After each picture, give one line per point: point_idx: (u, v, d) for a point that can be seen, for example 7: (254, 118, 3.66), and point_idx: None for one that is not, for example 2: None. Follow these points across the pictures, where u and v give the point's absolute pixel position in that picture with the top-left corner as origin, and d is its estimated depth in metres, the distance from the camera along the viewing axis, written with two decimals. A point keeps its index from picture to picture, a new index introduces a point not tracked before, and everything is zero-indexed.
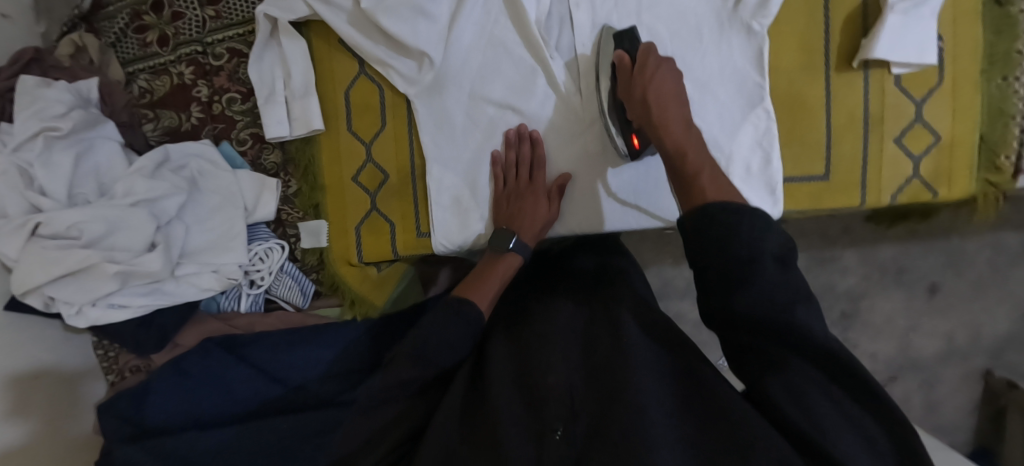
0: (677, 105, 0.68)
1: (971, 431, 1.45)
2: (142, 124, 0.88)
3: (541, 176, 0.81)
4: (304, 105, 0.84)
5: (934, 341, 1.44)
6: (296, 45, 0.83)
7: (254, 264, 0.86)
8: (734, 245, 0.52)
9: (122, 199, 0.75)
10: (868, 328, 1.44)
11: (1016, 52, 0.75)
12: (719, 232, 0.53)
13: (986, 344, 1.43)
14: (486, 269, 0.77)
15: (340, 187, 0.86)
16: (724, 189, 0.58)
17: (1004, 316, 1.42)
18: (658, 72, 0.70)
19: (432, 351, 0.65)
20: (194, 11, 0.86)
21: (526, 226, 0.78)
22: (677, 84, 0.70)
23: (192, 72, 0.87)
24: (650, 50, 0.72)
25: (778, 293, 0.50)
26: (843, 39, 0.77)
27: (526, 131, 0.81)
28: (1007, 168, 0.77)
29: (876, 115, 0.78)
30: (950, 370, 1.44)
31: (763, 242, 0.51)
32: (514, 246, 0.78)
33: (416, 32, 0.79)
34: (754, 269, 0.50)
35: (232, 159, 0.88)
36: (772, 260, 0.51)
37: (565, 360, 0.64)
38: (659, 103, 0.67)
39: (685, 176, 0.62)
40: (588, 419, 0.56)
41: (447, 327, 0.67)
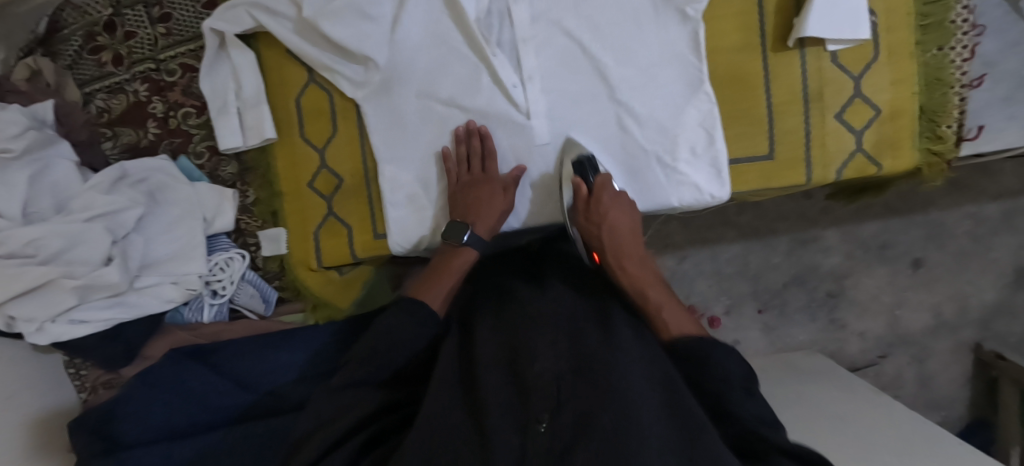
0: (635, 241, 0.78)
1: (964, 403, 1.48)
2: (102, 142, 0.90)
3: (493, 169, 0.82)
4: (256, 115, 0.85)
5: (923, 316, 1.46)
6: (244, 55, 0.84)
7: (215, 274, 0.87)
8: (710, 374, 0.61)
9: (79, 215, 0.77)
10: (857, 306, 1.46)
11: (949, 22, 0.76)
12: (693, 361, 0.63)
13: (974, 316, 1.46)
14: (439, 268, 0.77)
15: (298, 194, 0.88)
16: (685, 325, 0.68)
17: (990, 287, 1.45)
18: (610, 214, 0.77)
19: (393, 345, 0.66)
20: (146, 29, 0.88)
21: (482, 218, 0.80)
22: (630, 218, 0.78)
23: (147, 89, 0.89)
24: (606, 184, 0.78)
25: (749, 415, 0.60)
26: (778, 18, 0.78)
27: (474, 127, 0.83)
28: (949, 137, 0.78)
29: (815, 92, 0.78)
30: (943, 344, 1.47)
31: (735, 373, 0.61)
32: (470, 239, 0.78)
33: (361, 36, 0.80)
34: (727, 396, 0.61)
35: (190, 172, 0.89)
36: (742, 390, 0.61)
37: (552, 346, 0.61)
38: (615, 242, 0.77)
39: (650, 315, 0.71)
40: (575, 406, 0.53)
41: (400, 328, 0.67)
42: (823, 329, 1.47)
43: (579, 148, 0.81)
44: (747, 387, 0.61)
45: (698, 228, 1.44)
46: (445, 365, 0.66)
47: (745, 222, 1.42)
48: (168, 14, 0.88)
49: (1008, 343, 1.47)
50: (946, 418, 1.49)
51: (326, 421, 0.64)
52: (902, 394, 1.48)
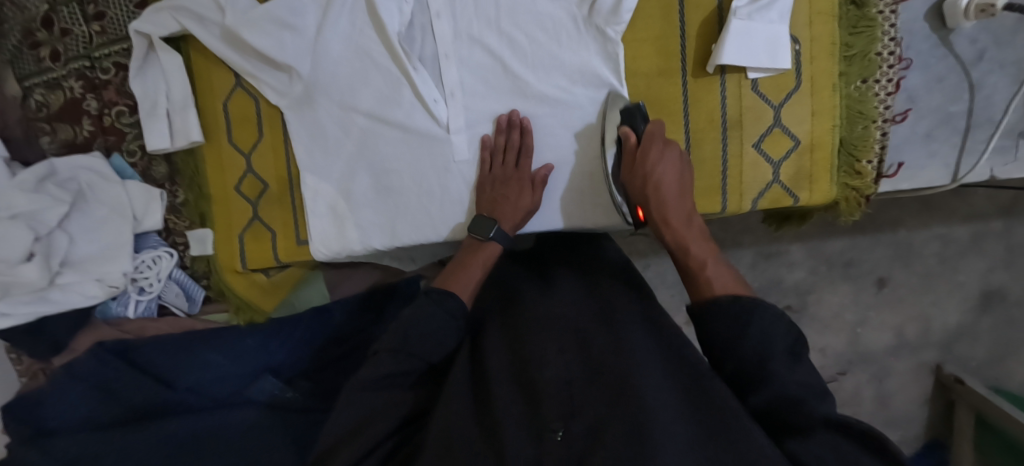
0: (681, 200, 0.70)
1: (923, 424, 1.37)
2: (40, 137, 0.91)
3: (527, 164, 0.80)
4: (183, 118, 0.86)
5: (883, 335, 1.36)
6: (171, 58, 0.85)
7: (141, 271, 0.89)
8: (744, 345, 0.56)
9: (3, 212, 0.80)
10: (817, 322, 1.36)
11: (874, 54, 0.74)
12: (729, 327, 0.57)
13: (937, 337, 1.36)
14: (463, 260, 0.73)
15: (224, 196, 0.89)
16: (734, 286, 0.61)
17: (954, 309, 1.35)
18: (659, 166, 0.70)
19: (411, 343, 0.62)
20: (80, 27, 0.89)
21: (507, 214, 0.77)
22: (680, 173, 0.70)
23: (81, 87, 0.90)
24: (654, 134, 0.71)
25: (785, 378, 0.53)
26: (698, 44, 0.77)
27: (517, 118, 0.80)
28: (868, 173, 0.76)
29: (734, 119, 0.77)
30: (903, 364, 1.37)
31: (776, 332, 0.55)
32: (495, 235, 0.75)
33: (283, 45, 0.80)
34: (769, 368, 0.54)
35: (123, 170, 0.91)
36: (788, 360, 0.54)
37: (562, 353, 0.59)
38: (660, 196, 0.69)
39: (691, 275, 0.65)
40: (590, 410, 0.51)
41: (426, 319, 0.64)
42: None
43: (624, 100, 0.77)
44: (790, 351, 0.55)
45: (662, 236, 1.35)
46: (458, 375, 0.62)
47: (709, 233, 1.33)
48: (102, 12, 0.89)
49: (969, 366, 1.36)
50: (903, 438, 1.38)
51: (346, 428, 0.57)
52: (860, 412, 1.38)
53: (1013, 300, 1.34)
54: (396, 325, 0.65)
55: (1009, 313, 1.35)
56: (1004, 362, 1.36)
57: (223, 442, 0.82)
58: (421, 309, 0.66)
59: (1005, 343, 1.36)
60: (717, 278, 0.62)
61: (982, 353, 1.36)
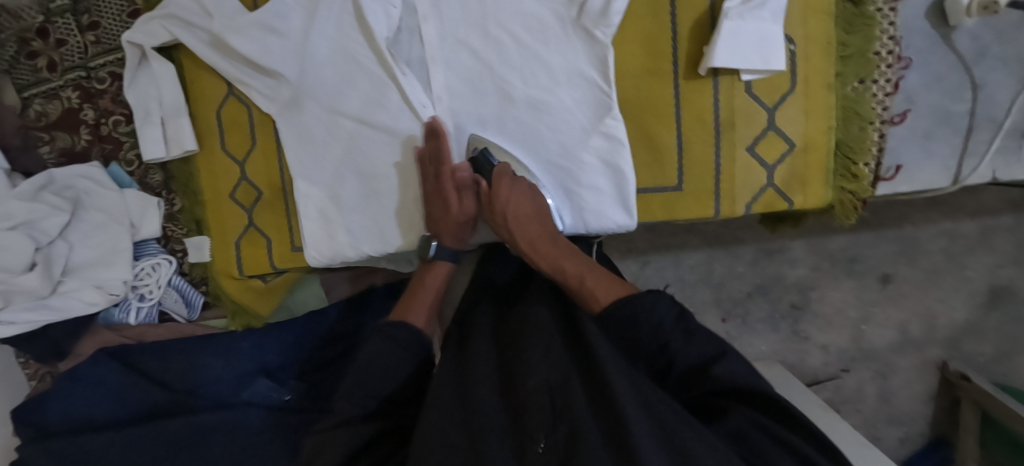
0: (539, 222, 0.75)
1: (927, 421, 1.35)
2: (39, 147, 0.92)
3: (449, 172, 0.77)
4: (177, 127, 0.87)
5: (887, 332, 1.34)
6: (162, 66, 0.85)
7: (141, 278, 0.90)
8: (641, 333, 0.58)
9: (2, 223, 0.81)
10: (821, 319, 1.34)
11: (872, 53, 0.72)
12: (626, 324, 0.59)
13: (942, 334, 1.34)
14: (415, 286, 0.76)
15: (218, 203, 0.89)
16: (612, 286, 0.63)
17: (961, 306, 1.32)
18: (506, 204, 0.75)
19: (369, 382, 0.60)
20: (75, 37, 0.90)
21: (444, 230, 0.79)
22: (531, 203, 0.75)
23: (78, 96, 0.91)
24: (502, 173, 0.75)
25: (694, 354, 0.57)
26: (690, 45, 0.75)
27: (433, 128, 0.78)
28: (865, 175, 0.75)
29: (726, 120, 0.75)
30: (907, 360, 1.35)
31: (661, 304, 0.58)
32: (437, 253, 0.79)
33: (268, 52, 0.80)
34: (673, 342, 0.57)
35: (120, 178, 0.92)
36: (675, 329, 0.57)
37: (544, 356, 0.58)
38: (522, 228, 0.74)
39: (569, 289, 0.67)
40: (569, 417, 0.50)
41: (384, 355, 0.62)
42: (786, 340, 1.35)
43: (481, 143, 0.80)
44: (678, 321, 0.58)
45: (662, 234, 1.34)
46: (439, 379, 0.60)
47: (709, 230, 1.32)
48: (96, 22, 0.90)
49: (975, 363, 1.34)
50: (907, 435, 1.36)
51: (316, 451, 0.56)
52: (862, 408, 1.36)
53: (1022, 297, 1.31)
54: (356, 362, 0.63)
55: (1018, 310, 1.32)
56: (1012, 359, 1.33)
57: (218, 446, 0.84)
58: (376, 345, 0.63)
59: (1013, 341, 1.33)
60: (598, 287, 0.64)
61: (989, 350, 1.33)
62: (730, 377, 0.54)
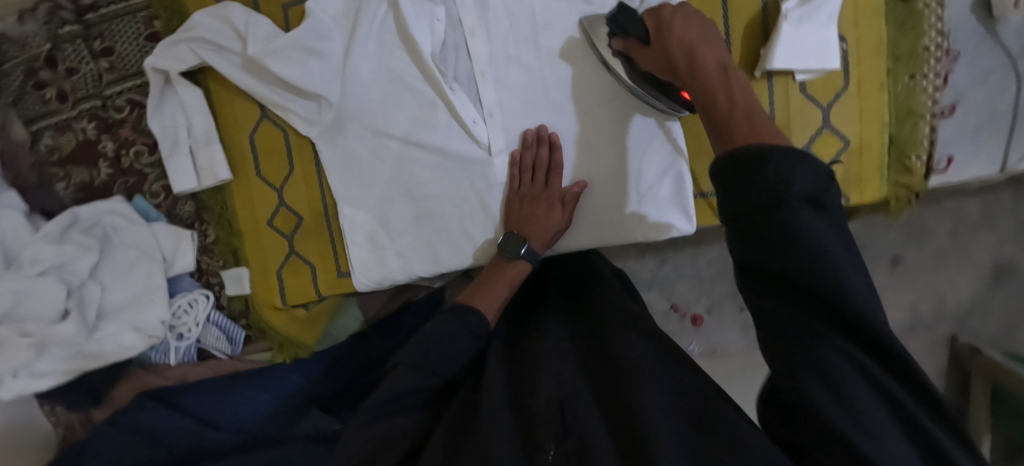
0: (711, 47, 0.51)
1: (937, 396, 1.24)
2: (54, 183, 0.86)
3: (556, 181, 0.77)
4: (208, 154, 0.82)
5: (898, 312, 1.23)
6: (191, 93, 0.81)
7: (179, 318, 0.85)
8: (758, 205, 0.38)
9: (29, 269, 0.75)
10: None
11: (922, 50, 0.73)
12: (750, 193, 0.38)
13: (951, 311, 1.23)
14: (490, 277, 0.72)
15: (257, 232, 0.86)
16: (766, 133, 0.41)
17: (966, 283, 1.22)
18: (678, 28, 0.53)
19: (430, 362, 0.58)
20: (89, 65, 0.84)
21: (535, 232, 0.74)
22: (705, 28, 0.53)
23: (95, 127, 0.86)
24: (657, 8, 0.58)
25: (808, 256, 0.37)
26: (745, 48, 0.75)
27: (545, 133, 0.77)
28: (918, 169, 0.76)
29: (783, 125, 0.75)
30: (917, 342, 1.24)
31: (798, 169, 0.38)
32: (526, 252, 0.73)
33: (309, 73, 0.76)
34: (822, 248, 0.37)
35: (146, 211, 0.87)
36: (807, 205, 0.37)
37: (560, 374, 0.58)
38: (689, 53, 0.51)
39: (706, 107, 0.47)
40: (582, 428, 0.52)
41: (449, 335, 0.61)
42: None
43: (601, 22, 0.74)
44: (812, 197, 0.37)
45: None
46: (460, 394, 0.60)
47: None
48: (111, 47, 0.84)
49: (983, 339, 1.24)
50: None
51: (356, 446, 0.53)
52: None
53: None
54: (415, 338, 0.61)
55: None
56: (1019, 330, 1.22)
57: None
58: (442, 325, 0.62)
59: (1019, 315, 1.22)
60: (742, 106, 0.44)
61: (996, 326, 1.23)
62: (849, 294, 0.37)
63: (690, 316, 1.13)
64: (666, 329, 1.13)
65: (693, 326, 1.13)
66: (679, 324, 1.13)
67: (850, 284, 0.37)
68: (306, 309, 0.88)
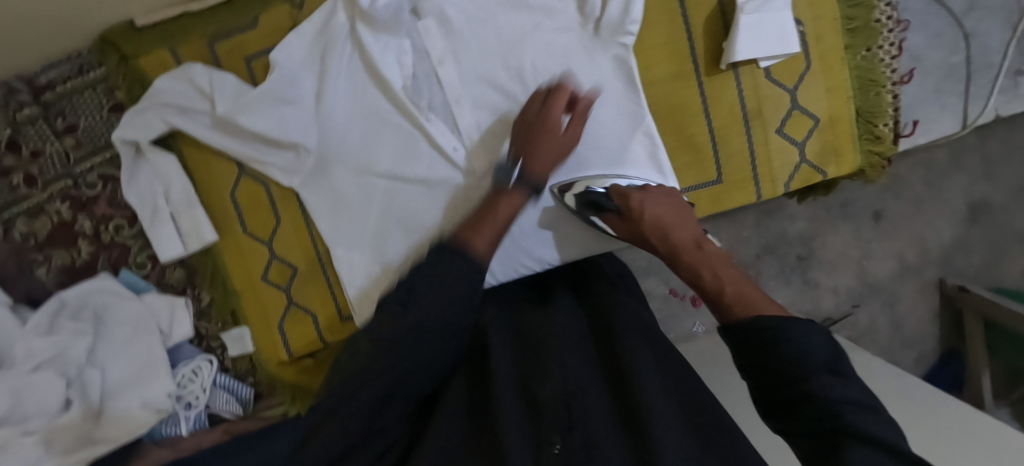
0: (683, 231, 0.65)
1: (936, 337, 1.26)
2: (34, 269, 0.84)
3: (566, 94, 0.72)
4: (191, 218, 0.81)
5: (885, 264, 1.26)
6: (164, 159, 0.80)
7: (185, 387, 0.84)
8: (777, 358, 0.44)
9: (23, 365, 0.74)
10: (826, 265, 1.25)
11: (874, 22, 0.76)
12: (758, 350, 0.45)
13: (936, 254, 1.26)
14: (489, 207, 0.64)
15: (252, 287, 0.85)
16: (756, 301, 0.50)
17: (946, 225, 1.25)
18: (650, 207, 0.68)
19: (404, 364, 0.52)
20: (53, 145, 0.82)
21: (534, 147, 0.69)
22: (670, 210, 0.67)
23: (70, 207, 0.84)
24: (624, 194, 0.71)
25: (835, 394, 0.40)
26: (708, 42, 0.77)
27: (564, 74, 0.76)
28: (886, 135, 0.79)
29: (754, 110, 0.78)
30: (910, 286, 1.26)
31: (810, 345, 0.43)
32: (517, 185, 0.67)
33: (285, 123, 0.77)
34: (848, 402, 0.40)
35: (135, 284, 0.85)
36: (828, 374, 0.42)
37: (567, 368, 0.56)
38: (669, 239, 0.65)
39: (698, 285, 0.59)
40: (591, 423, 0.50)
41: (420, 335, 0.53)
42: (797, 292, 1.25)
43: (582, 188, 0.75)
44: (830, 368, 0.42)
45: None
46: (455, 388, 0.57)
47: None
48: (74, 124, 0.82)
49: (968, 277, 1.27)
50: (922, 355, 1.27)
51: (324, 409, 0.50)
52: (878, 341, 1.28)
53: (999, 205, 1.25)
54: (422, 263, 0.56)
55: (998, 221, 1.26)
56: (1001, 263, 1.27)
57: None
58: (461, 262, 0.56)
59: (998, 247, 1.26)
60: (732, 282, 0.54)
61: (977, 262, 1.26)
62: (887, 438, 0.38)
63: (690, 296, 1.15)
64: (669, 312, 1.15)
65: (694, 305, 1.15)
66: (681, 306, 1.15)
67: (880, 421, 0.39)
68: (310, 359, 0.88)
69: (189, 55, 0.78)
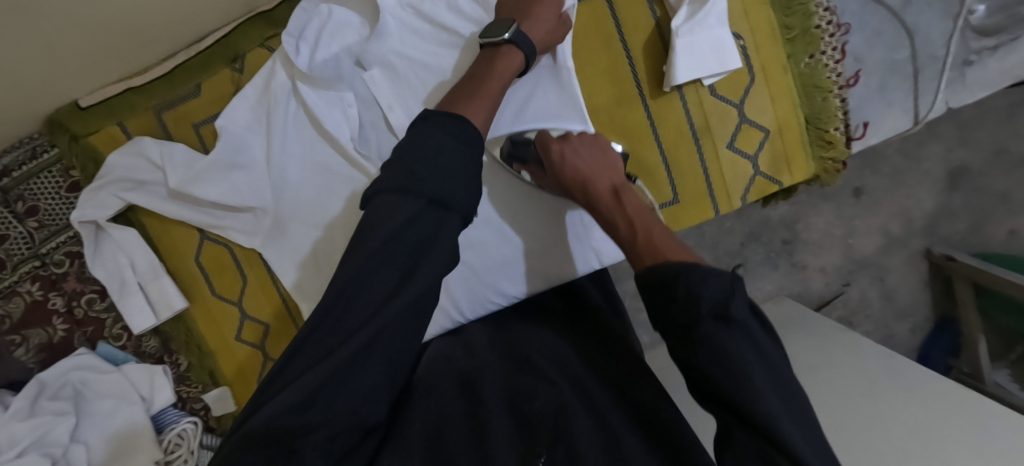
0: (607, 175, 0.67)
1: (928, 307, 1.20)
2: (12, 350, 0.84)
3: None
4: (160, 287, 0.82)
5: (870, 238, 1.18)
6: (124, 232, 0.80)
7: (172, 452, 0.85)
8: (678, 301, 0.46)
9: (7, 453, 0.75)
10: (813, 246, 1.17)
11: (814, 28, 0.76)
12: (665, 295, 0.47)
13: (920, 224, 1.18)
14: (486, 72, 0.62)
15: (228, 348, 0.87)
16: (666, 245, 0.53)
17: (927, 195, 1.16)
18: (568, 158, 0.69)
19: (388, 344, 0.45)
20: (16, 229, 0.83)
21: (532, 20, 0.67)
22: (589, 157, 0.69)
23: (40, 287, 0.85)
24: (547, 140, 0.71)
25: (728, 348, 0.42)
26: (648, 65, 0.77)
27: None
28: (838, 140, 0.79)
29: (702, 126, 0.78)
30: (897, 259, 1.19)
31: (706, 293, 0.45)
32: (513, 38, 0.64)
33: (237, 187, 0.77)
34: (733, 360, 0.42)
35: (113, 356, 0.86)
36: (717, 319, 0.44)
37: (554, 384, 0.56)
38: (591, 181, 0.66)
39: (614, 233, 0.61)
40: (577, 435, 0.50)
41: (400, 322, 0.46)
42: (785, 276, 1.18)
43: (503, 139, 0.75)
44: (720, 312, 0.44)
45: None
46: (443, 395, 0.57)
47: None
48: (35, 206, 0.82)
49: (953, 244, 1.19)
50: (916, 325, 1.21)
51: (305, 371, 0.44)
52: (871, 317, 1.20)
53: (980, 171, 1.16)
54: (423, 172, 0.48)
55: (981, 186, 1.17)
56: (985, 226, 1.18)
57: None
58: (459, 148, 0.50)
59: (982, 212, 1.17)
60: (643, 229, 0.57)
61: (962, 227, 1.18)
62: (764, 415, 0.40)
63: None
64: None
65: None
66: None
67: (764, 391, 0.41)
68: (258, 380, 0.88)
69: (138, 128, 0.79)
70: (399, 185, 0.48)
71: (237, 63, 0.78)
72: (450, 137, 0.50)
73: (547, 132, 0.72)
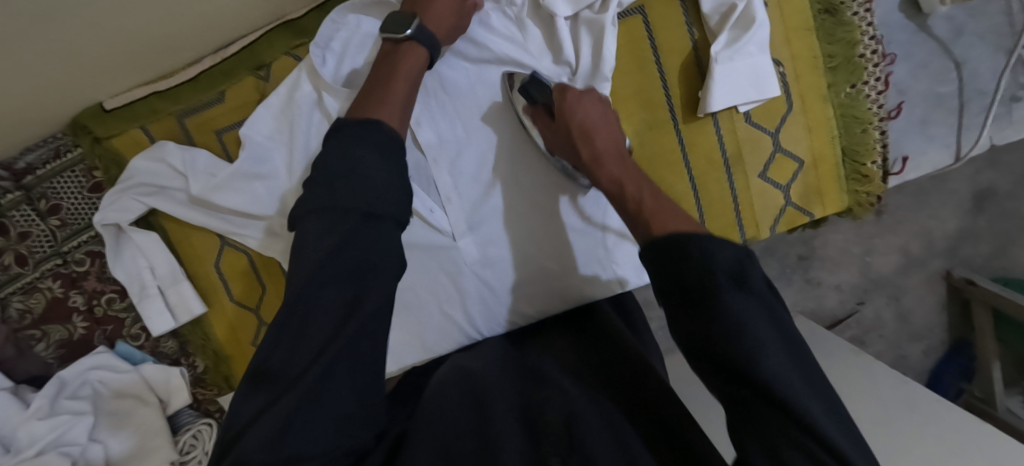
0: (611, 137, 0.68)
1: (944, 329, 1.16)
2: (32, 345, 0.84)
3: None
4: (179, 293, 0.82)
5: (889, 258, 1.13)
6: (146, 236, 0.80)
7: (187, 453, 0.87)
8: (688, 271, 0.46)
9: (28, 451, 0.77)
10: (829, 262, 1.13)
11: (857, 58, 0.74)
12: (674, 263, 0.47)
13: (941, 245, 1.13)
14: (388, 75, 0.64)
15: (242, 351, 0.87)
16: (670, 214, 0.54)
17: (951, 216, 1.12)
18: (581, 113, 0.68)
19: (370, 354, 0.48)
20: (39, 226, 0.82)
21: (432, 10, 0.67)
22: (602, 114, 0.69)
23: (61, 285, 0.84)
24: (565, 89, 0.70)
25: (744, 314, 0.43)
26: (683, 88, 0.75)
27: None
28: (874, 174, 0.78)
29: (734, 154, 0.76)
30: (916, 280, 1.14)
31: (720, 258, 0.46)
32: (415, 33, 0.65)
33: (258, 197, 0.76)
34: (752, 331, 0.42)
35: (131, 355, 0.87)
36: (732, 286, 0.44)
37: (565, 394, 0.55)
38: (593, 140, 0.66)
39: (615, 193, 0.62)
40: (590, 442, 0.48)
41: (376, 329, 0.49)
42: (800, 292, 1.14)
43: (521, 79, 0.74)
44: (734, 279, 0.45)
45: None
46: (447, 397, 0.56)
47: None
48: (58, 204, 0.81)
49: (975, 267, 1.14)
50: (929, 347, 1.16)
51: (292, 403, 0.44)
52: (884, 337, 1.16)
53: (1008, 194, 1.11)
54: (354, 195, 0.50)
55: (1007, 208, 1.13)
56: (1009, 250, 1.13)
57: None
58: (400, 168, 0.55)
59: (1005, 235, 1.12)
60: (649, 196, 0.58)
61: (985, 250, 1.13)
62: (783, 386, 0.40)
63: None
64: None
65: None
66: None
67: (782, 365, 0.41)
68: None
69: (161, 132, 0.79)
70: (325, 207, 0.51)
71: (262, 71, 0.78)
72: (378, 149, 0.55)
73: (567, 86, 0.71)
